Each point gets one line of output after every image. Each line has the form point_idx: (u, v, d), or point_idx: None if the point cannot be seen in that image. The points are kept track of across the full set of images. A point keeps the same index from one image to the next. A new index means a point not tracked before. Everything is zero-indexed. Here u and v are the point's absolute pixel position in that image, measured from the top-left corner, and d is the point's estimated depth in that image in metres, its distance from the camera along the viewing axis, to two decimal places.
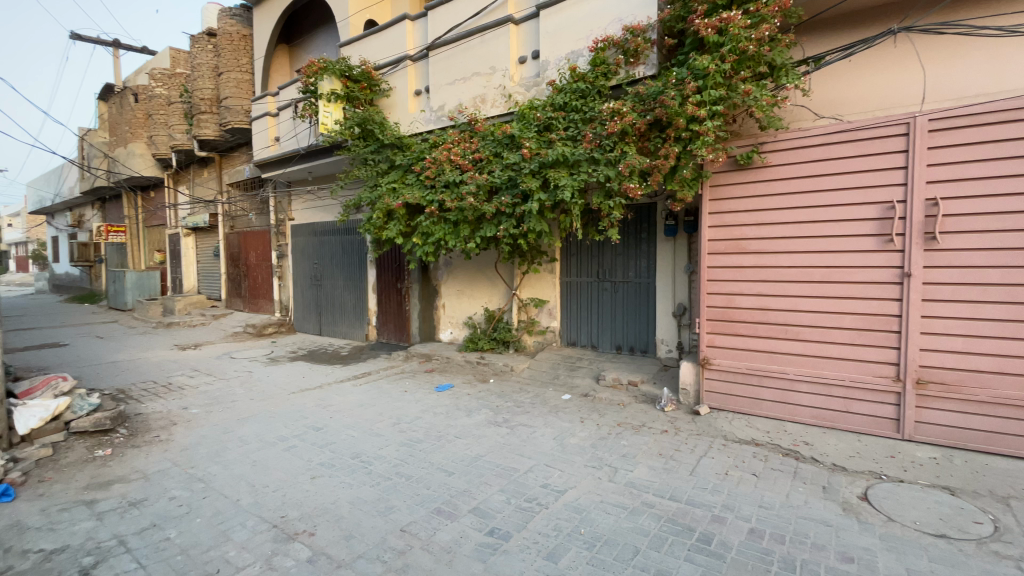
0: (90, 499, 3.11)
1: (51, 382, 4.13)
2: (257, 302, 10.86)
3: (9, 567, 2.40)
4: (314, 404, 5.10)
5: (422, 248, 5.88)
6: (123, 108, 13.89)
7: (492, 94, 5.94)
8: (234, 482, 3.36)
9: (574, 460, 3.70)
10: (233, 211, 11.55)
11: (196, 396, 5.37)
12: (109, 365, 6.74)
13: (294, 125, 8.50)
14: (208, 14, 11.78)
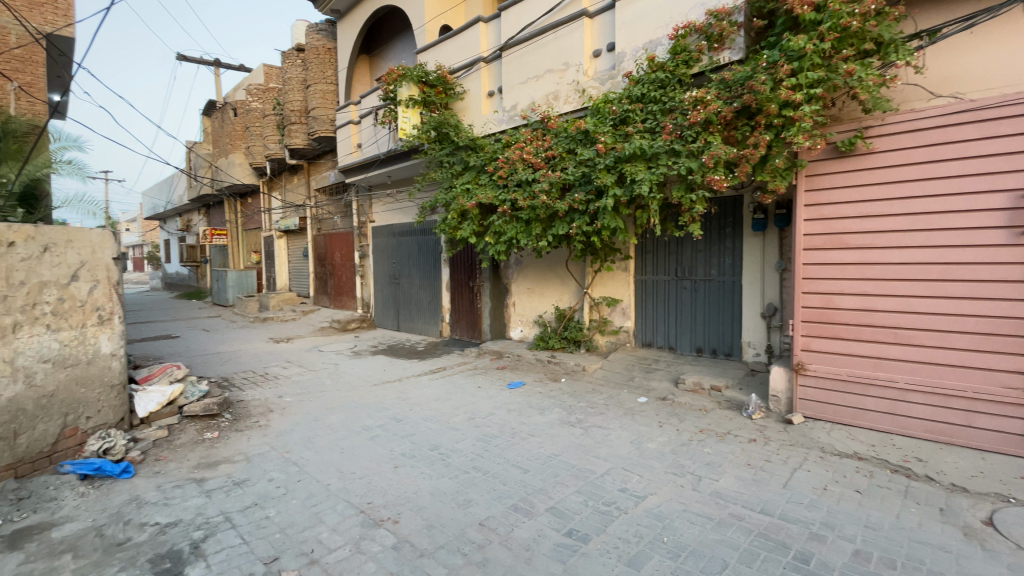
0: (201, 477, 3.42)
1: (168, 370, 4.63)
2: (341, 300, 11.56)
3: (132, 537, 2.69)
4: (394, 396, 5.31)
5: (494, 247, 5.93)
6: (225, 123, 15.29)
7: (565, 90, 5.89)
8: (323, 467, 3.56)
9: (653, 465, 3.55)
10: (319, 214, 12.37)
11: (288, 386, 5.78)
12: (215, 356, 7.44)
13: (374, 132, 8.94)
14: (297, 32, 12.68)
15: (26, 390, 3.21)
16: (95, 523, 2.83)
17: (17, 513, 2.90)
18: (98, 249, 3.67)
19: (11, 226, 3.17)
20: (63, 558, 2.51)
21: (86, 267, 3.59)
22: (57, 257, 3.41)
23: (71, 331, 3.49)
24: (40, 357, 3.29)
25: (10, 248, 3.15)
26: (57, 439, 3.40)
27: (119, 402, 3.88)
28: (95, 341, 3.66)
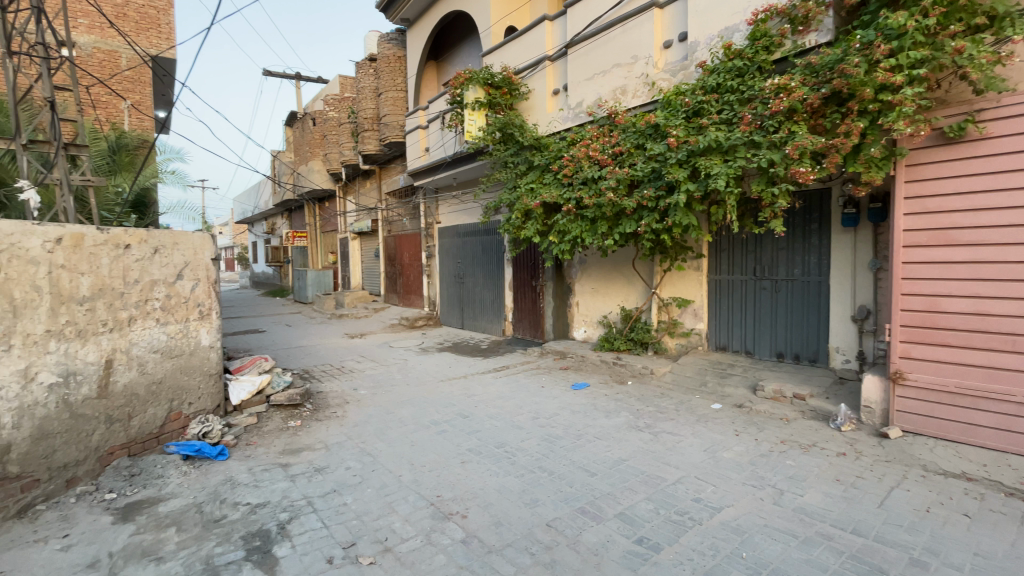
0: (285, 463, 3.67)
1: (257, 362, 5.00)
2: (409, 298, 11.98)
3: (227, 514, 2.92)
4: (460, 393, 5.43)
5: (559, 246, 5.88)
6: (305, 132, 16.35)
7: (633, 84, 5.74)
8: (396, 459, 3.69)
9: (729, 476, 3.36)
10: (390, 216, 12.91)
11: (362, 379, 6.06)
12: (296, 350, 7.98)
13: (441, 135, 9.20)
14: (369, 42, 13.29)
15: (140, 377, 3.58)
16: (195, 500, 3.11)
17: (132, 487, 3.25)
18: (199, 250, 4.04)
19: (128, 230, 3.52)
20: (170, 530, 2.77)
21: (189, 267, 3.97)
22: (165, 258, 3.77)
23: (177, 325, 3.87)
24: (151, 348, 3.66)
25: (128, 250, 3.51)
26: (164, 422, 3.77)
27: (215, 390, 4.24)
28: (196, 334, 4.02)
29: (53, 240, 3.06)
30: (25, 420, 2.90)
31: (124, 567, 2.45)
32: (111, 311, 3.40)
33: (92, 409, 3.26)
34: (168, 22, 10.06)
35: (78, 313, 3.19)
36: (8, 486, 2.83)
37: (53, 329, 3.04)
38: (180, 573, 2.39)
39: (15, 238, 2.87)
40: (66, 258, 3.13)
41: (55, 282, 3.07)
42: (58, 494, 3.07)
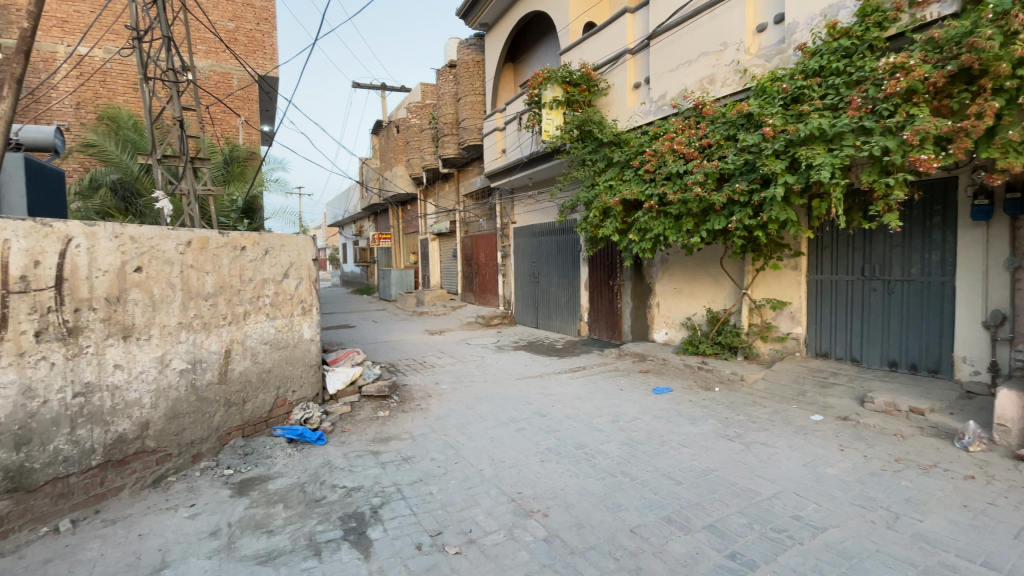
0: (376, 450, 3.89)
1: (350, 355, 5.34)
2: (486, 297, 12.23)
3: (327, 495, 3.16)
4: (537, 392, 5.45)
5: (639, 245, 5.71)
6: (390, 139, 17.26)
7: (722, 72, 5.43)
8: (477, 453, 3.79)
9: (833, 494, 3.07)
10: (467, 217, 13.26)
11: (443, 374, 6.28)
12: (382, 345, 8.44)
13: (518, 136, 9.30)
14: (449, 49, 13.75)
15: (252, 365, 3.97)
16: (299, 480, 3.38)
17: (246, 465, 3.61)
18: (302, 252, 4.39)
19: (244, 233, 3.91)
20: (278, 506, 3.04)
21: (294, 267, 4.33)
22: (274, 258, 4.15)
23: (283, 319, 4.24)
24: (261, 340, 4.04)
25: (243, 252, 3.90)
26: (272, 407, 4.15)
27: (314, 380, 4.59)
28: (299, 328, 4.39)
29: (184, 243, 3.46)
30: (162, 400, 3.31)
31: (241, 537, 2.72)
32: (230, 306, 3.78)
33: (214, 393, 3.66)
34: (272, 43, 11.05)
35: (204, 307, 3.58)
36: (148, 458, 3.25)
37: (184, 321, 3.44)
38: (288, 546, 2.61)
39: (155, 242, 3.26)
40: (195, 259, 3.53)
41: (186, 280, 3.47)
42: (186, 467, 3.48)
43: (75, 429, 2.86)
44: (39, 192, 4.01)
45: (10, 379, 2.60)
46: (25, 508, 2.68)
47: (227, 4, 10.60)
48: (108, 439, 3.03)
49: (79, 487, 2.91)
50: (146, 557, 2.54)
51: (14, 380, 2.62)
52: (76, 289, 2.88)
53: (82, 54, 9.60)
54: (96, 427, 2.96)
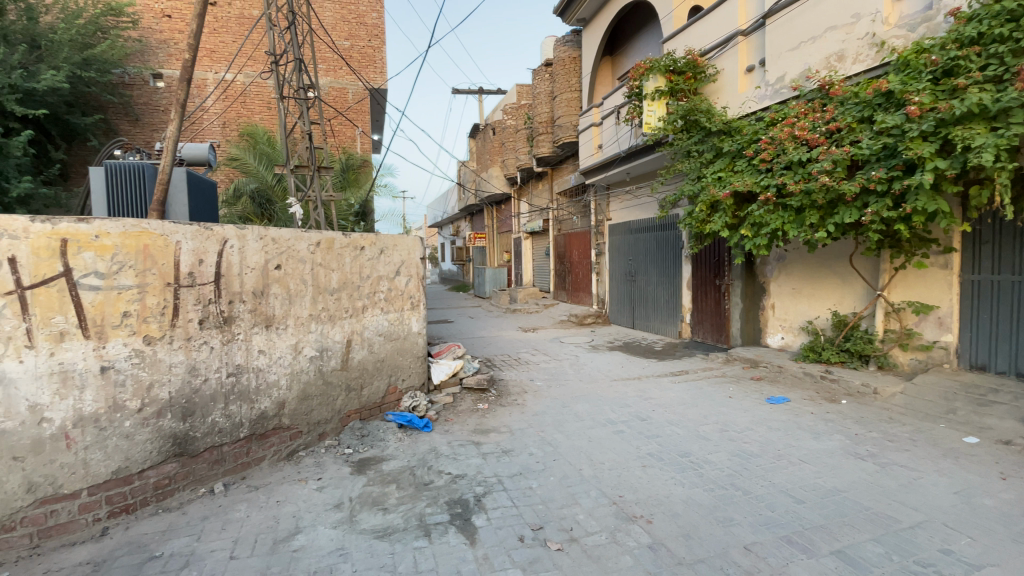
0: (477, 441, 4.04)
1: (452, 349, 5.60)
2: (579, 296, 12.13)
3: (434, 480, 3.34)
4: (636, 394, 5.30)
5: (752, 241, 5.28)
6: (486, 141, 17.77)
7: (854, 47, 4.86)
8: (576, 452, 3.77)
9: (997, 530, 2.61)
10: (561, 215, 13.25)
11: (538, 371, 6.35)
12: (478, 340, 8.72)
13: (616, 130, 9.10)
14: (546, 48, 13.82)
15: (368, 355, 4.31)
16: (409, 464, 3.62)
17: (362, 446, 3.94)
18: (411, 251, 4.67)
19: (363, 234, 4.26)
20: (391, 486, 3.28)
21: (405, 265, 4.63)
22: (388, 257, 4.48)
23: (395, 313, 4.56)
24: (376, 332, 4.38)
25: (362, 251, 4.25)
26: (384, 394, 4.49)
27: (421, 370, 4.88)
28: (408, 322, 4.69)
29: (314, 244, 3.85)
30: (295, 383, 3.72)
31: (360, 511, 2.97)
32: (351, 300, 4.14)
33: (337, 378, 4.03)
34: (382, 57, 11.89)
35: (330, 301, 3.97)
36: (284, 434, 3.67)
37: (313, 314, 3.84)
38: (401, 525, 2.80)
39: (291, 242, 3.67)
40: (323, 258, 3.91)
41: (315, 277, 3.85)
42: (314, 444, 3.88)
43: (227, 405, 3.31)
44: (199, 201, 4.68)
45: (181, 359, 3.07)
46: (189, 470, 3.16)
47: (344, 24, 11.62)
48: (253, 415, 3.47)
49: (229, 455, 3.36)
50: (283, 521, 2.88)
51: (184, 361, 3.09)
52: (229, 284, 3.32)
53: (228, 80, 11.09)
54: (244, 404, 3.40)
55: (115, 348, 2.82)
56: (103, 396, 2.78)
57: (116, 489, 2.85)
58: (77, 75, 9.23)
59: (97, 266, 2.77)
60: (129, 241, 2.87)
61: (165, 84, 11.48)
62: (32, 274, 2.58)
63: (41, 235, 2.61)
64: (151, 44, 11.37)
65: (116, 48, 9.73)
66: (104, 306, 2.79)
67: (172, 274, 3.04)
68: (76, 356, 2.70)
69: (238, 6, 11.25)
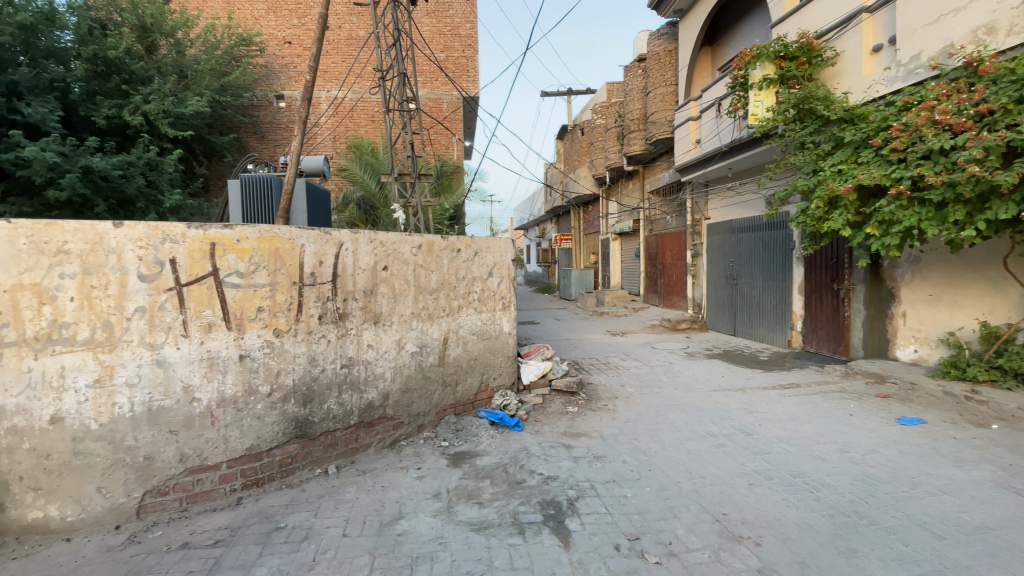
0: (568, 444, 4.02)
1: (541, 350, 5.62)
2: (672, 299, 11.62)
3: (526, 479, 3.38)
4: (739, 406, 4.95)
5: (880, 241, 4.72)
6: (575, 142, 17.67)
7: (1008, 17, 4.20)
8: (673, 463, 3.61)
9: None
10: (653, 215, 12.80)
11: (630, 377, 6.17)
12: (565, 342, 8.68)
13: (717, 124, 8.62)
14: (639, 43, 13.45)
15: (463, 352, 4.46)
16: (502, 461, 3.70)
17: (457, 439, 4.09)
18: (504, 253, 4.76)
19: (460, 236, 4.43)
20: (486, 481, 3.37)
21: (497, 266, 4.75)
22: (482, 259, 4.61)
23: (488, 313, 4.69)
24: (471, 331, 4.53)
25: (459, 253, 4.42)
26: (477, 392, 4.63)
27: (511, 370, 4.96)
28: (500, 322, 4.80)
29: (417, 246, 4.07)
30: (398, 375, 3.96)
31: (457, 503, 3.09)
32: (448, 300, 4.33)
33: (434, 373, 4.23)
34: (474, 66, 12.30)
35: (430, 300, 4.17)
36: (388, 423, 3.92)
37: (415, 312, 4.06)
38: (496, 520, 2.87)
39: (397, 245, 3.92)
40: (424, 259, 4.12)
41: (417, 277, 4.08)
42: (414, 435, 4.10)
43: (340, 394, 3.61)
44: (315, 208, 5.16)
45: (303, 350, 3.40)
46: (308, 451, 3.48)
47: (440, 37, 12.20)
48: (361, 404, 3.74)
49: (341, 440, 3.66)
50: (388, 506, 3.07)
51: (305, 352, 3.41)
52: (344, 283, 3.61)
53: (338, 97, 12.13)
54: (354, 394, 3.69)
55: (250, 339, 3.19)
56: (240, 381, 3.16)
57: (249, 463, 3.23)
58: (217, 99, 10.61)
59: (238, 266, 3.15)
60: (263, 245, 3.23)
61: (286, 104, 12.80)
62: (188, 273, 2.98)
63: (196, 239, 3.01)
64: (275, 68, 12.76)
65: (247, 75, 11.06)
66: (242, 302, 3.16)
67: (298, 273, 3.37)
68: (220, 344, 3.09)
69: (347, 29, 12.27)
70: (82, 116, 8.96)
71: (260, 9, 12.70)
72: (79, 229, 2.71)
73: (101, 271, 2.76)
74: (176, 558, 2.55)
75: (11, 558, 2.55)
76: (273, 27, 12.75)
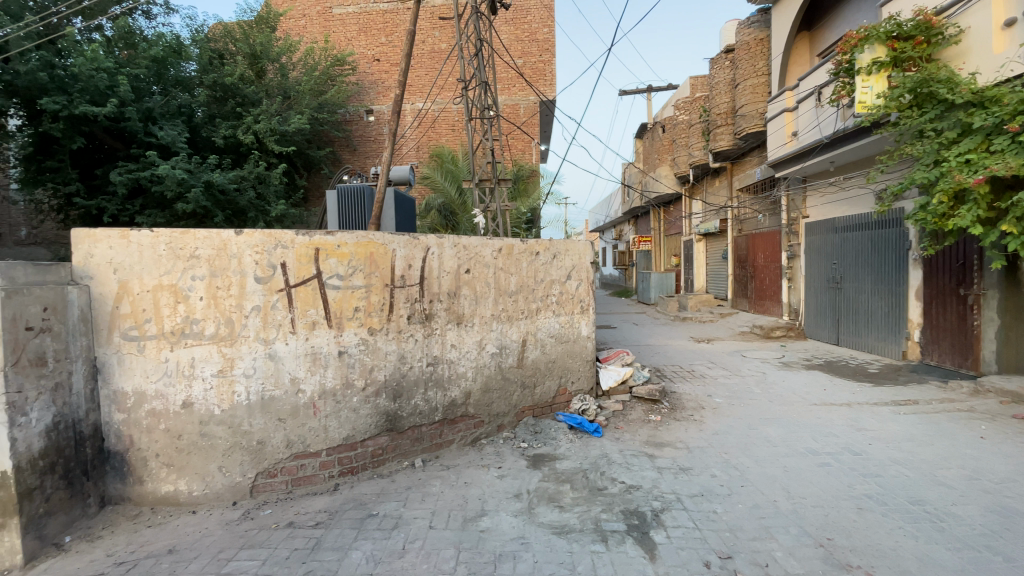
0: (651, 453, 3.88)
1: (621, 355, 5.48)
2: (765, 305, 10.85)
3: (608, 487, 3.31)
4: (844, 423, 4.51)
5: (1019, 239, 4.13)
6: (655, 140, 17.12)
7: None
8: (769, 481, 3.37)
9: None
10: (742, 214, 12.06)
11: (717, 387, 5.84)
12: (646, 348, 8.42)
13: (816, 114, 7.97)
14: (726, 33, 12.79)
15: (542, 355, 4.48)
16: (582, 466, 3.66)
17: (536, 442, 4.12)
18: (582, 255, 4.72)
19: (539, 239, 4.45)
20: (566, 485, 3.35)
21: (576, 268, 4.72)
22: (561, 261, 4.61)
23: (566, 316, 4.67)
24: (549, 333, 4.53)
25: (538, 256, 4.45)
26: (555, 395, 4.62)
27: (590, 374, 4.90)
28: (578, 325, 4.76)
29: (497, 250, 4.16)
30: (479, 375, 4.06)
31: (538, 505, 3.10)
32: (527, 302, 4.36)
33: (514, 375, 4.29)
34: (552, 69, 12.35)
35: (509, 303, 4.24)
36: (469, 422, 4.04)
37: (495, 313, 4.14)
38: (577, 525, 2.84)
39: (478, 248, 4.03)
40: (504, 262, 4.20)
41: (498, 280, 4.16)
42: (494, 435, 4.19)
43: (426, 391, 3.77)
44: (403, 215, 5.44)
45: (393, 348, 3.60)
46: (396, 444, 3.67)
47: (518, 43, 12.40)
48: (445, 401, 3.88)
49: (427, 435, 3.82)
50: (471, 502, 3.15)
51: (395, 350, 3.61)
52: (430, 286, 3.77)
53: (422, 108, 12.74)
54: (438, 391, 3.83)
55: (348, 336, 3.43)
56: (339, 375, 3.40)
57: (345, 452, 3.46)
58: (315, 117, 11.55)
59: (338, 269, 3.40)
60: (360, 249, 3.47)
61: (375, 117, 13.62)
62: (296, 275, 3.27)
63: (303, 245, 3.29)
64: (366, 85, 13.66)
65: (341, 92, 11.94)
66: (342, 302, 3.40)
67: (390, 276, 3.57)
68: (322, 341, 3.35)
69: (430, 43, 12.87)
70: (203, 137, 10.13)
71: (353, 31, 13.69)
72: (207, 237, 3.07)
73: (224, 273, 3.10)
74: (283, 536, 2.80)
75: (149, 525, 2.93)
76: (363, 46, 13.69)
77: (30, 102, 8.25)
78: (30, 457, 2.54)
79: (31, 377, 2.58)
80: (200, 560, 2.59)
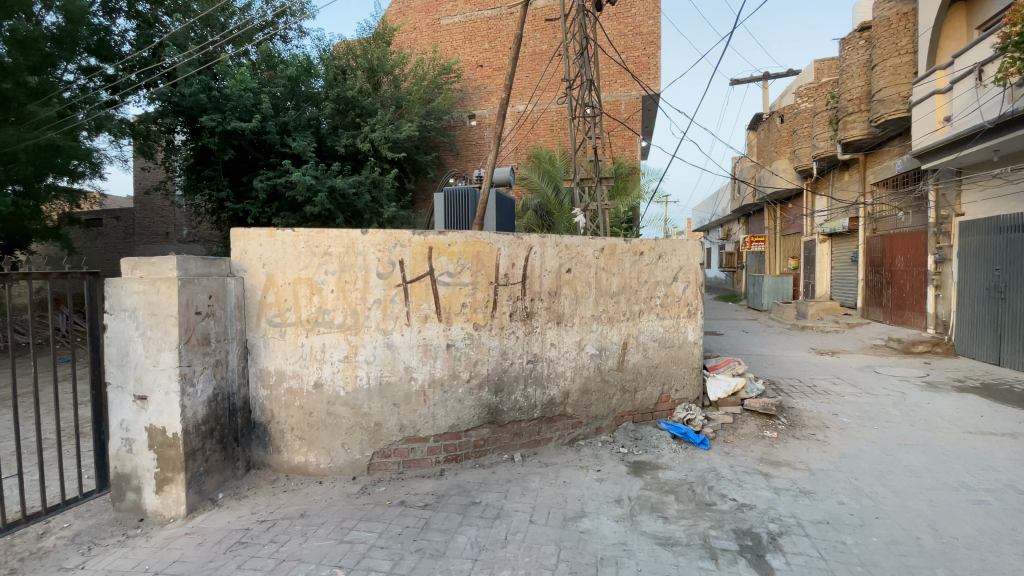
0: (766, 472, 3.59)
1: (732, 364, 5.12)
2: (905, 315, 9.50)
3: (716, 502, 3.13)
4: (1011, 457, 3.80)
5: None
6: (771, 131, 15.76)
7: None
8: (909, 514, 2.96)
9: None
10: (878, 211, 10.69)
11: (845, 405, 5.24)
12: (757, 358, 7.80)
13: (977, 95, 6.86)
14: (862, 8, 11.42)
15: (644, 359, 4.35)
16: (687, 478, 3.49)
17: (637, 448, 4.01)
18: (691, 256, 4.51)
19: (643, 239, 4.31)
20: (670, 497, 3.22)
21: (683, 270, 4.50)
22: (666, 262, 4.42)
23: (671, 320, 4.48)
24: (652, 337, 4.38)
25: (642, 256, 4.30)
26: (657, 402, 4.46)
27: (696, 382, 4.67)
28: (684, 330, 4.55)
29: (599, 250, 4.11)
30: (578, 375, 4.04)
31: (640, 513, 3.01)
32: (629, 304, 4.25)
33: (613, 378, 4.21)
34: (656, 62, 11.91)
35: (610, 303, 4.16)
36: (567, 421, 4.04)
37: (595, 314, 4.09)
38: (683, 539, 2.72)
39: (580, 248, 4.01)
40: (606, 263, 4.14)
41: (599, 280, 4.11)
42: (592, 436, 4.15)
43: (526, 387, 3.84)
44: (504, 214, 5.58)
45: (496, 344, 3.72)
46: (497, 436, 3.78)
47: (621, 38, 12.14)
48: (544, 399, 3.92)
49: (526, 430, 3.89)
50: (570, 501, 3.15)
51: (498, 345, 3.72)
52: (532, 284, 3.83)
53: (522, 110, 13.01)
54: (538, 388, 3.88)
55: (456, 330, 3.60)
56: (447, 366, 3.59)
57: (450, 440, 3.64)
58: (424, 123, 12.25)
59: (449, 267, 3.58)
60: (468, 248, 3.63)
61: (477, 122, 14.13)
62: (412, 271, 3.50)
63: (419, 244, 3.51)
64: (469, 90, 14.24)
65: (446, 98, 12.56)
66: (450, 298, 3.58)
67: (495, 274, 3.69)
68: (433, 334, 3.55)
69: (532, 45, 13.11)
70: (328, 146, 11.21)
71: (458, 39, 14.36)
72: (338, 236, 3.40)
73: (352, 269, 3.41)
74: (396, 513, 3.02)
75: (284, 490, 3.32)
76: (468, 53, 14.28)
77: (191, 120, 9.77)
78: (195, 422, 3.00)
79: (198, 354, 3.04)
80: (326, 526, 2.87)
